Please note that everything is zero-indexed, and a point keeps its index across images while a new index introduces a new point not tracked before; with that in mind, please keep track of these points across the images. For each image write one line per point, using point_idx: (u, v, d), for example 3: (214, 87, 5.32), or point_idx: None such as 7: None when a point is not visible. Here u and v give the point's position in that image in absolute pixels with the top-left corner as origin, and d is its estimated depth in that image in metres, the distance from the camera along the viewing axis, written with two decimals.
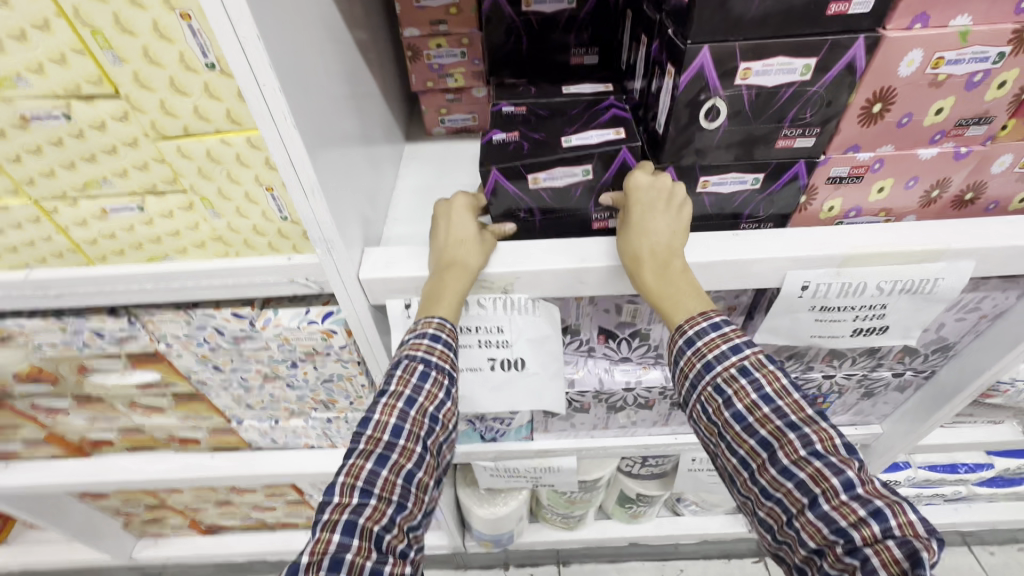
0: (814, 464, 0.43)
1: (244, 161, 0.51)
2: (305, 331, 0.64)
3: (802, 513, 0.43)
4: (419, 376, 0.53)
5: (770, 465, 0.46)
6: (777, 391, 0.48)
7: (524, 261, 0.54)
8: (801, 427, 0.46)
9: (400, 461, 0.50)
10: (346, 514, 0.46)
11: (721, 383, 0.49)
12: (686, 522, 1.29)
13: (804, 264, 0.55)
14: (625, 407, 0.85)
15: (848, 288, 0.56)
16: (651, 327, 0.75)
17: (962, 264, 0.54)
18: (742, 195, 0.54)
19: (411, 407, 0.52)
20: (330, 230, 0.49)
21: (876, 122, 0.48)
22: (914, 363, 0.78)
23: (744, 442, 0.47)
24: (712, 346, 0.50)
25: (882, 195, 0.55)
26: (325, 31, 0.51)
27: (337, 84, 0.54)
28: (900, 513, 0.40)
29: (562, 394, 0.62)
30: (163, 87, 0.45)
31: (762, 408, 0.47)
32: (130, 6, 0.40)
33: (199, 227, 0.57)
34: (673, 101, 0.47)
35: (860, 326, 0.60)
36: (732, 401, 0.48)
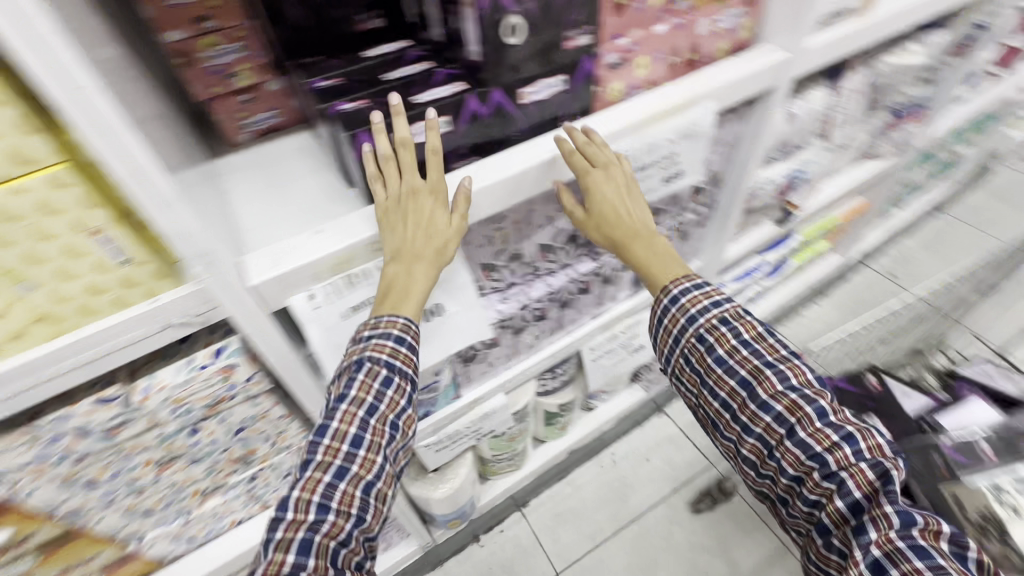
0: (790, 396, 0.63)
1: (53, 208, 0.43)
2: (199, 381, 0.57)
3: (780, 443, 0.63)
4: (381, 381, 0.56)
5: (753, 402, 0.64)
6: (752, 335, 0.67)
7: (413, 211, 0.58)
8: (775, 365, 0.65)
9: (359, 473, 0.55)
10: (301, 532, 0.51)
11: (704, 331, 0.68)
12: (603, 411, 1.47)
13: (613, 139, 0.69)
14: (527, 325, 0.94)
15: (650, 147, 0.73)
16: (522, 245, 0.84)
17: (707, 105, 0.74)
18: (556, 98, 0.65)
19: (371, 416, 0.56)
20: (203, 238, 0.45)
21: (624, 10, 0.63)
22: (700, 200, 1.02)
23: (727, 384, 0.67)
24: (693, 300, 0.69)
25: (644, 70, 0.71)
26: (90, 37, 0.45)
27: (127, 96, 0.49)
28: (868, 439, 0.59)
29: (485, 322, 0.68)
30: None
31: (742, 352, 0.66)
32: None
33: (7, 316, 0.45)
34: (481, 24, 0.54)
35: (667, 177, 0.80)
36: (713, 345, 0.68)
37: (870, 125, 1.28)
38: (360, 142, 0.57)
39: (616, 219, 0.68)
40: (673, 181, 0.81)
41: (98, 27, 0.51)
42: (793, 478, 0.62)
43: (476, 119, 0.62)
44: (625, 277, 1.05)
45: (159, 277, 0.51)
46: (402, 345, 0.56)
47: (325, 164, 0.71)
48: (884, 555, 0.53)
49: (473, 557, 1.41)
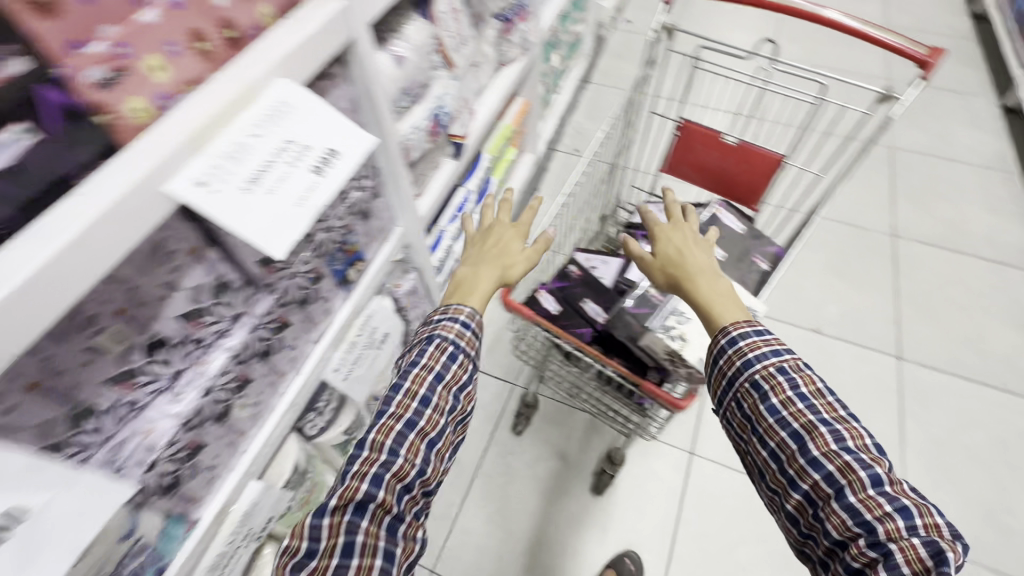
0: (841, 458, 0.71)
1: None
2: None
3: (826, 502, 0.71)
4: (448, 357, 0.92)
5: (803, 455, 0.74)
6: (810, 395, 0.77)
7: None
8: (831, 425, 0.74)
9: (423, 431, 0.85)
10: (382, 466, 0.79)
11: (760, 378, 0.80)
12: (398, 403, 1.41)
13: (172, 170, 0.52)
14: (230, 403, 0.77)
15: (272, 149, 0.62)
16: (156, 330, 0.65)
17: (277, 85, 0.63)
18: (41, 153, 0.46)
19: (438, 379, 0.89)
20: None
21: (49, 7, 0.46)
22: (358, 174, 0.94)
23: (777, 435, 0.77)
24: (752, 349, 0.81)
25: (166, 73, 0.55)
26: None
27: None
28: (921, 513, 0.66)
29: (115, 481, 0.53)
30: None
31: (796, 407, 0.76)
32: None
33: None
34: None
35: (304, 163, 0.66)
36: (767, 396, 0.79)
37: (488, 39, 1.34)
38: None
39: (677, 261, 0.97)
40: (330, 167, 0.69)
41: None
42: (839, 542, 0.69)
43: None
44: (325, 285, 0.95)
45: None
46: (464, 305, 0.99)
47: None
48: None
49: None
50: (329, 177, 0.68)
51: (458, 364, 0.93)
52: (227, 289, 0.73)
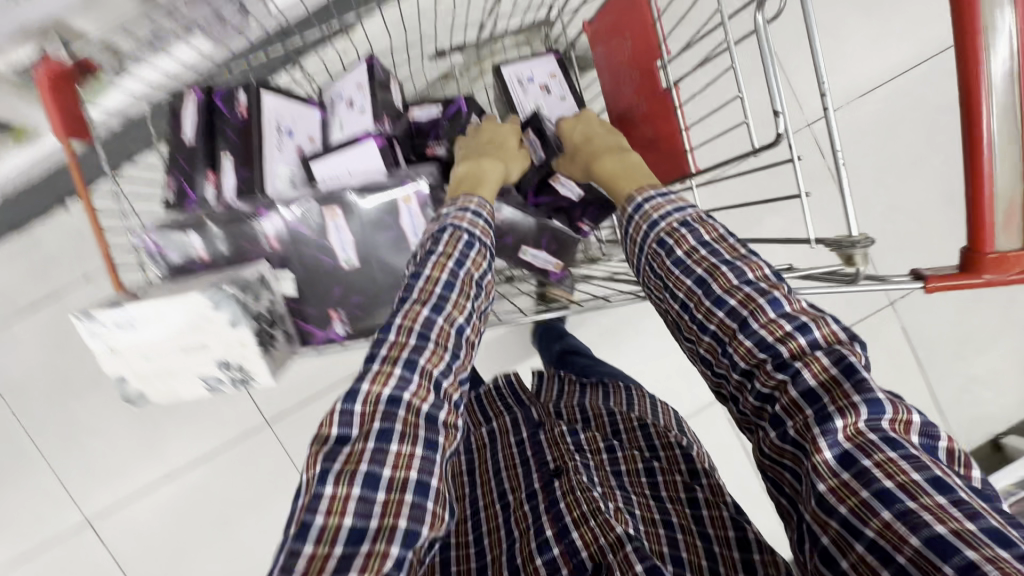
0: (744, 291, 0.46)
1: None
2: None
3: (734, 340, 0.45)
4: (465, 244, 0.55)
5: (707, 299, 0.47)
6: (716, 239, 0.50)
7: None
8: (733, 263, 0.48)
9: (451, 313, 0.51)
10: (407, 351, 0.48)
11: (662, 235, 0.52)
12: None
13: None
14: None
15: None
16: None
17: None
18: None
19: (459, 269, 0.54)
20: None
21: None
22: None
23: (683, 284, 0.49)
24: (656, 206, 0.54)
25: None
26: None
27: None
28: (823, 325, 0.42)
29: None
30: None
31: (700, 250, 0.49)
32: None
33: None
34: None
35: None
36: (673, 247, 0.50)
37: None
38: None
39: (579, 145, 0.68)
40: None
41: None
42: (743, 376, 0.44)
43: None
44: None
45: None
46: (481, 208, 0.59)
47: None
48: (859, 448, 0.37)
49: None
50: None
51: (480, 248, 0.56)
52: None
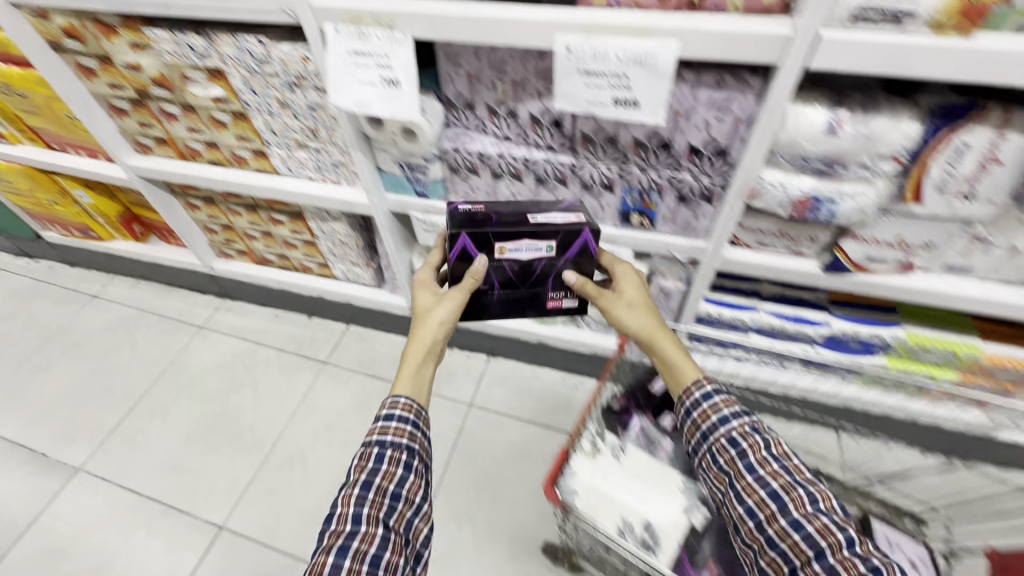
0: (820, 520, 0.71)
1: None
2: (294, 56, 1.07)
3: (807, 562, 0.69)
4: (375, 460, 0.83)
5: (781, 515, 0.73)
6: (782, 453, 0.79)
7: (386, 4, 0.90)
8: (805, 487, 0.74)
9: (360, 545, 0.74)
10: (344, 537, 0.75)
11: (737, 435, 0.82)
12: (584, 334, 1.62)
13: (563, 29, 0.83)
14: (503, 176, 1.19)
15: (617, 69, 0.85)
16: (517, 105, 1.06)
17: (670, 43, 0.80)
18: None
19: (367, 492, 0.79)
20: None
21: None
22: (706, 168, 1.02)
23: (754, 492, 0.77)
24: (724, 403, 0.84)
25: None
26: None
27: None
28: (894, 573, 0.63)
29: (416, 108, 1.00)
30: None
31: (772, 466, 0.77)
32: None
33: None
34: None
35: (617, 96, 0.87)
36: (744, 453, 0.80)
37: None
38: None
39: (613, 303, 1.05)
40: (628, 88, 0.86)
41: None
42: None
43: None
44: (611, 205, 1.17)
45: None
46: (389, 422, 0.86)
47: None
48: None
49: None
50: (631, 88, 0.86)
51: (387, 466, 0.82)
52: (558, 128, 1.07)
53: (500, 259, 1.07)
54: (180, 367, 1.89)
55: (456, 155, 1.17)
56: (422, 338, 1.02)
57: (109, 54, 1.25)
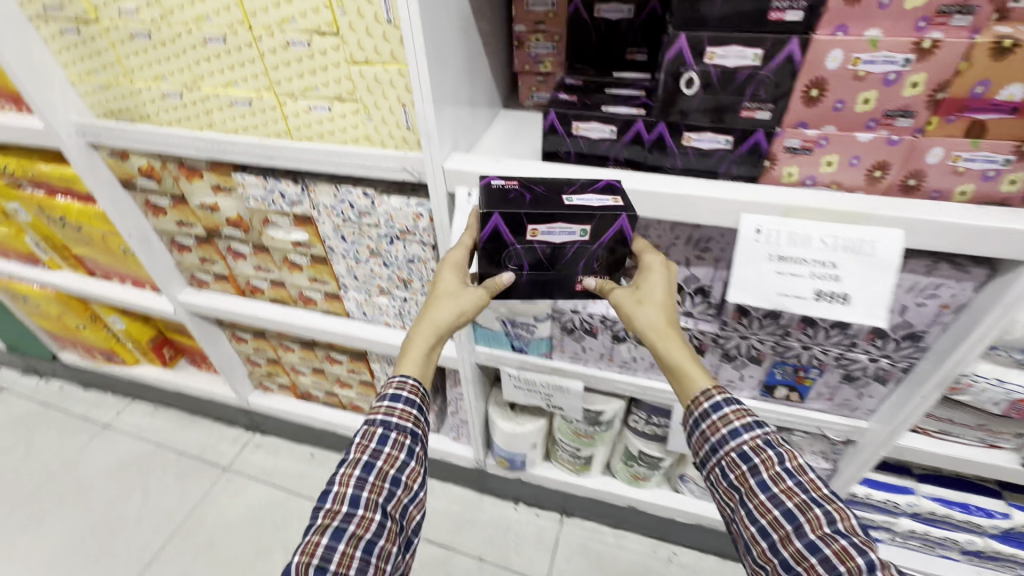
0: (839, 540, 0.65)
1: (394, 85, 0.83)
2: (404, 212, 0.95)
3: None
4: (378, 442, 0.79)
5: (799, 538, 0.67)
6: (796, 467, 0.73)
7: (535, 170, 0.83)
8: (822, 504, 0.69)
9: (358, 527, 0.72)
10: (339, 515, 0.73)
11: (750, 450, 0.75)
12: (683, 500, 1.39)
13: (755, 210, 0.72)
14: (626, 340, 1.03)
15: (822, 259, 0.72)
16: None
17: (891, 232, 0.68)
18: (718, 153, 0.74)
19: (367, 475, 0.76)
20: (432, 128, 0.82)
21: (860, 1, 0.58)
22: (888, 350, 0.87)
23: (768, 512, 0.71)
24: (737, 416, 0.77)
25: (831, 169, 0.71)
26: (460, 23, 0.85)
27: (451, 43, 0.83)
28: None
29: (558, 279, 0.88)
30: (344, 25, 0.78)
31: (785, 482, 0.71)
32: (357, 18, 0.76)
33: (341, 83, 0.86)
34: (664, 71, 0.69)
35: (820, 288, 0.74)
36: (758, 469, 0.73)
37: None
38: (549, 120, 0.79)
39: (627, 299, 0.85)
40: (836, 283, 0.73)
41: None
42: None
43: (637, 142, 0.76)
44: (754, 374, 1.00)
45: (411, 142, 0.88)
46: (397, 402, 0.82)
47: (514, 143, 0.98)
48: None
49: (504, 509, 1.59)
50: (840, 281, 0.73)
51: (387, 453, 0.78)
52: (703, 295, 0.93)
53: (527, 242, 0.81)
54: (198, 523, 1.60)
55: (574, 317, 1.02)
56: (438, 320, 0.85)
57: (185, 194, 1.14)
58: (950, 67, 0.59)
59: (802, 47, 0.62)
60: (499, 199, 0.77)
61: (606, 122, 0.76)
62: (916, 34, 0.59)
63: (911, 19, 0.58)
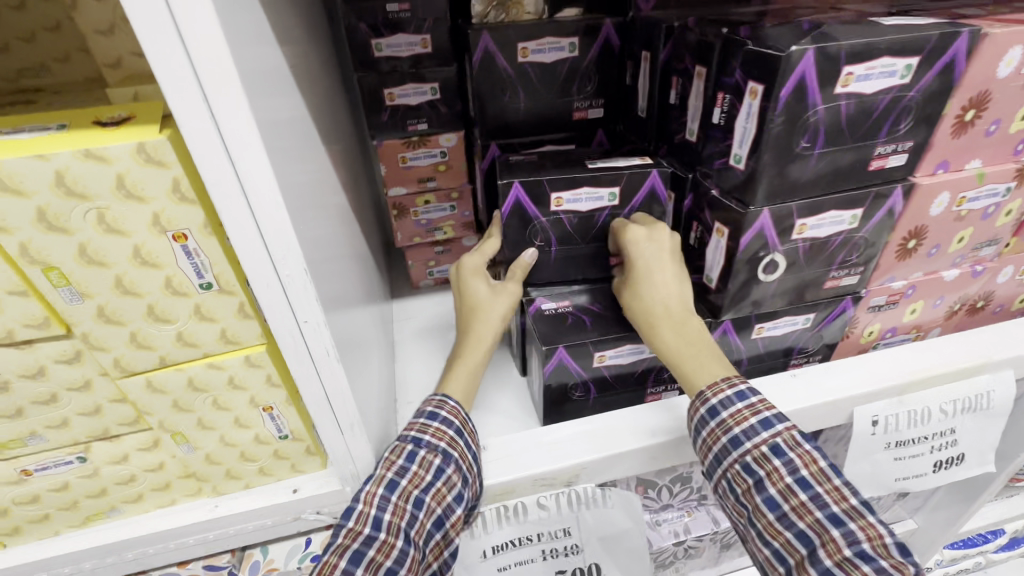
0: (863, 568, 0.33)
1: (239, 384, 0.40)
2: (307, 572, 0.50)
3: None
4: (405, 457, 0.40)
5: (809, 566, 0.35)
6: (817, 475, 0.37)
7: (557, 453, 0.46)
8: (847, 521, 0.35)
9: (376, 559, 0.35)
10: (357, 543, 0.36)
11: (749, 461, 0.39)
12: None
13: (869, 399, 0.52)
14: (673, 562, 0.75)
15: (937, 431, 0.55)
16: (694, 469, 0.68)
17: (1005, 374, 0.54)
18: (794, 334, 0.52)
19: (391, 493, 0.38)
20: (365, 463, 0.39)
21: (965, 130, 0.42)
22: None
23: (778, 535, 0.37)
24: (738, 418, 0.40)
25: (914, 315, 0.55)
26: (334, 208, 0.45)
27: (337, 252, 0.44)
28: None
29: None
30: (85, 319, 0.33)
31: (797, 495, 0.36)
32: (121, 297, 0.33)
33: (103, 411, 0.39)
34: (730, 258, 0.44)
35: (938, 458, 0.57)
36: (764, 478, 0.38)
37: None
38: (557, 356, 0.47)
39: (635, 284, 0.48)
40: (952, 446, 0.57)
41: (305, 75, 0.47)
42: None
43: None
44: None
45: (307, 454, 0.46)
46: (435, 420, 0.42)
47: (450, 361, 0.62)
48: None
49: None
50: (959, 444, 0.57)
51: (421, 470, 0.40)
52: None
53: (550, 218, 0.49)
54: None
55: None
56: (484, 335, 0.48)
57: None
58: None
59: (905, 196, 0.44)
60: (513, 167, 0.50)
61: (643, 339, 0.49)
62: (1013, 158, 0.46)
63: (1011, 143, 0.44)
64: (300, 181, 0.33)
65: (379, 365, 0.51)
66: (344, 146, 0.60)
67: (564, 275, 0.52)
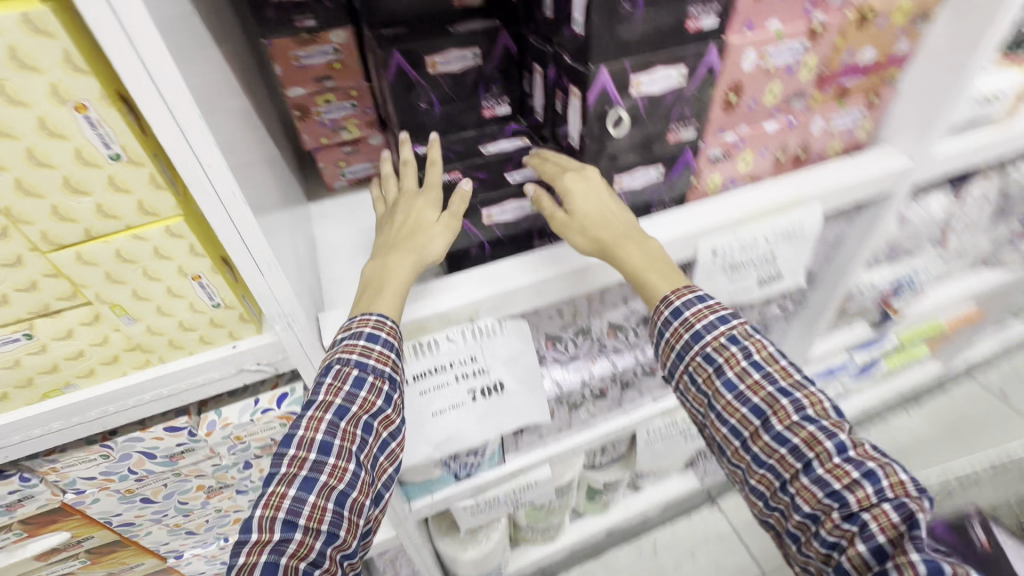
0: (807, 429, 0.46)
1: (164, 254, 0.46)
2: (260, 423, 0.58)
3: (795, 479, 0.46)
4: (353, 382, 0.48)
5: (765, 432, 0.48)
6: (766, 357, 0.50)
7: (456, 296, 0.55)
8: (791, 392, 0.48)
9: (329, 482, 0.45)
10: (306, 469, 0.45)
11: (710, 350, 0.51)
12: (649, 493, 1.34)
13: (708, 233, 0.64)
14: (584, 402, 0.90)
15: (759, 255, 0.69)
16: (591, 321, 0.80)
17: (814, 207, 0.68)
18: (650, 186, 0.63)
19: (341, 419, 0.47)
20: (289, 303, 0.48)
21: None
22: (791, 295, 0.94)
23: (736, 411, 0.49)
24: (700, 316, 0.52)
25: (747, 165, 0.67)
26: (228, 93, 0.50)
27: (239, 137, 0.49)
28: (890, 472, 0.43)
29: (544, 404, 0.65)
30: (6, 192, 0.38)
31: (752, 375, 0.49)
32: (37, 169, 0.38)
33: (41, 286, 0.44)
34: (584, 116, 0.53)
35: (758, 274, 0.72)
36: (722, 367, 0.51)
37: (996, 232, 1.13)
38: None
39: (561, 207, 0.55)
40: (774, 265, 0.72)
41: None
42: (805, 519, 0.45)
43: None
44: None
45: (242, 322, 0.53)
46: (376, 342, 0.48)
47: (362, 246, 0.70)
48: None
49: None
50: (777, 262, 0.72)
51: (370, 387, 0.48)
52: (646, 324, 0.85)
53: (428, 78, 0.60)
54: None
55: None
56: (427, 249, 0.53)
57: None
58: (830, 46, 0.59)
59: (720, 53, 0.54)
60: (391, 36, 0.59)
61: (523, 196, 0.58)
62: (805, 17, 0.56)
63: (801, 4, 0.54)
64: (188, 51, 0.38)
65: (292, 244, 0.57)
66: (234, 44, 0.62)
67: (447, 129, 0.65)
